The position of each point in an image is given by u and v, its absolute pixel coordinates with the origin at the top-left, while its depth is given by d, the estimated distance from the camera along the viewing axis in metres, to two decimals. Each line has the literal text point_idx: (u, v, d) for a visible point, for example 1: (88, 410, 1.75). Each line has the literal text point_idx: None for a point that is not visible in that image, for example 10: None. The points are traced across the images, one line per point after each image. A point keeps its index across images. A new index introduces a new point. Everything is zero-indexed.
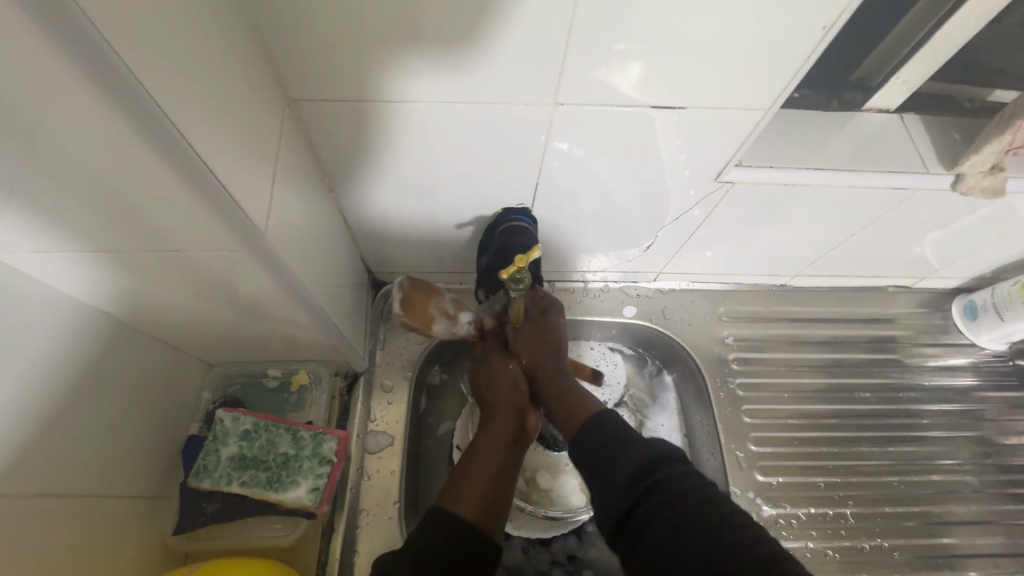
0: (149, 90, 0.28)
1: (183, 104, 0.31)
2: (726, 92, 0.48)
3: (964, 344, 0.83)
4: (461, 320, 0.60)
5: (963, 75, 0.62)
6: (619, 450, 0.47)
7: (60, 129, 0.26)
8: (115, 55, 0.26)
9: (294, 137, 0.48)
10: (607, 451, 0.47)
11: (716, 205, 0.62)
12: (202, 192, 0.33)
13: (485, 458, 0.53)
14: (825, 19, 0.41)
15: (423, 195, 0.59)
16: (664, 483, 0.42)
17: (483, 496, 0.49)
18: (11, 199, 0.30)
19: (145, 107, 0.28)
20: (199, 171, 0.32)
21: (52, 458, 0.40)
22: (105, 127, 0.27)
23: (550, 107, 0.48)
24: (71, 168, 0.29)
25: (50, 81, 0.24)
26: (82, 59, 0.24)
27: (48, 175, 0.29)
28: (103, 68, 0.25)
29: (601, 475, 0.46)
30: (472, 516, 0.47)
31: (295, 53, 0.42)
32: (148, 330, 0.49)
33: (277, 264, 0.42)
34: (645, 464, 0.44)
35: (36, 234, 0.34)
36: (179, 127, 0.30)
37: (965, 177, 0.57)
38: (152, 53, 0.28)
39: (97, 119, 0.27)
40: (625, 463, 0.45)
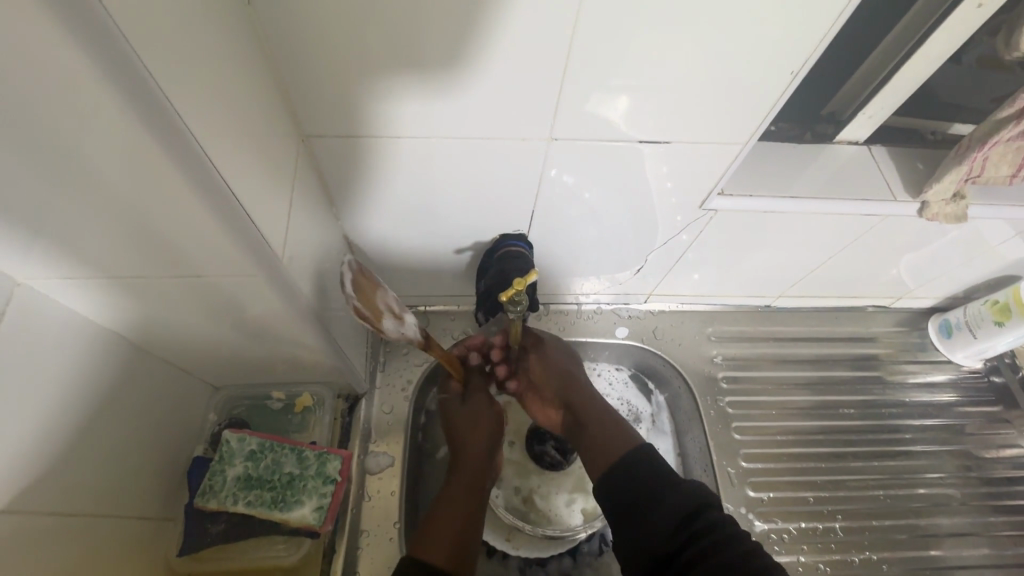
0: (192, 131, 0.31)
1: (217, 143, 0.34)
2: (706, 128, 0.52)
3: (942, 361, 0.86)
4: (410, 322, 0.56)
5: (924, 110, 0.67)
6: (654, 496, 0.51)
7: (109, 163, 0.30)
8: (166, 100, 0.29)
9: (306, 170, 0.51)
10: (643, 499, 0.51)
11: (702, 230, 0.66)
12: (230, 221, 0.36)
13: (452, 507, 0.56)
14: (793, 65, 0.46)
15: (424, 223, 0.62)
16: (700, 536, 0.47)
17: (451, 545, 0.51)
18: (48, 226, 0.33)
19: (188, 144, 0.31)
20: (228, 202, 0.35)
21: (68, 477, 0.42)
22: (151, 163, 0.30)
23: (546, 141, 0.52)
24: (112, 199, 0.32)
25: (108, 121, 0.28)
26: (138, 104, 0.28)
27: (89, 204, 0.32)
28: (155, 112, 0.28)
29: (642, 520, 0.50)
30: (440, 563, 0.49)
31: (310, 94, 0.46)
32: (160, 353, 0.51)
33: (290, 288, 0.45)
34: (684, 516, 0.49)
35: (69, 260, 0.36)
36: (216, 165, 0.33)
37: (930, 204, 0.62)
38: (192, 98, 0.31)
39: (145, 155, 0.30)
40: (665, 514, 0.49)
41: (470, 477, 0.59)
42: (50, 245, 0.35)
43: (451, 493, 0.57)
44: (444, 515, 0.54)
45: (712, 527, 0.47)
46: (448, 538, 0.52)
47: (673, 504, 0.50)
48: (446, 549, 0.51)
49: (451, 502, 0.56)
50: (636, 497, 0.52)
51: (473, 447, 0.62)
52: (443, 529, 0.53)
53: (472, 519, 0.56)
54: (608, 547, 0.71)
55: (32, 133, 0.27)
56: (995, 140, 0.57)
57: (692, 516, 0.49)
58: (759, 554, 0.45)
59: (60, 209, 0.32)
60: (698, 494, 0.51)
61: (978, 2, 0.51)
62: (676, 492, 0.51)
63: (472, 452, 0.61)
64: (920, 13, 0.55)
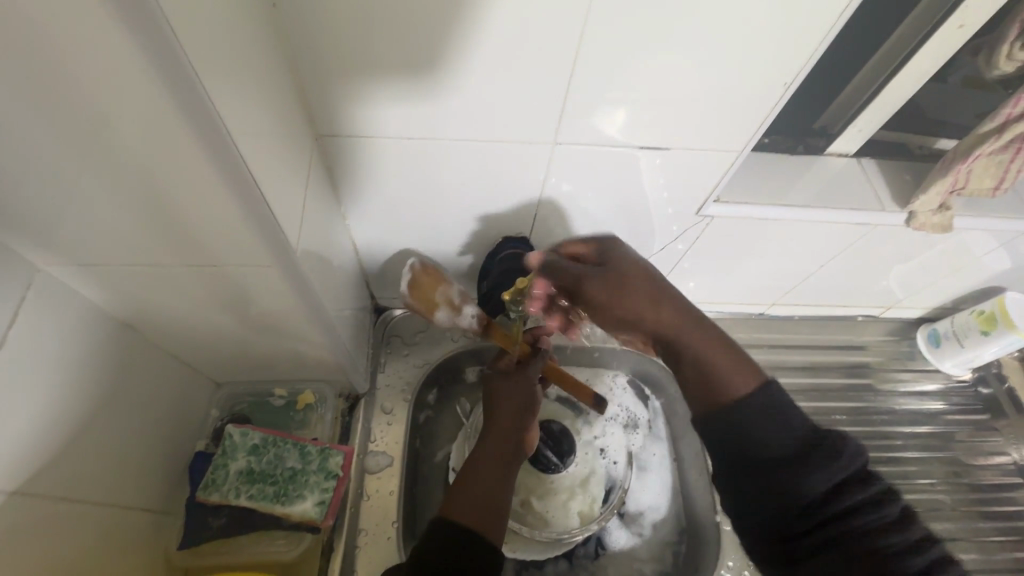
0: (229, 129, 0.33)
1: (248, 141, 0.35)
2: (705, 135, 0.54)
3: (931, 370, 0.88)
4: (466, 311, 0.60)
5: (910, 125, 0.70)
6: (794, 468, 0.40)
7: (146, 148, 0.31)
8: (208, 100, 0.30)
9: (319, 168, 0.53)
10: (783, 475, 0.40)
11: (698, 237, 0.68)
12: (255, 215, 0.37)
13: (485, 465, 0.55)
14: (786, 77, 0.48)
15: (430, 225, 0.64)
16: (836, 520, 0.38)
17: (482, 508, 0.51)
18: (81, 205, 0.35)
19: (222, 136, 0.32)
20: (255, 198, 0.36)
21: (75, 463, 0.42)
22: (188, 154, 0.32)
23: (550, 145, 0.54)
24: (144, 184, 0.34)
25: (152, 112, 0.29)
26: (182, 100, 0.29)
27: (121, 187, 0.34)
28: (196, 110, 0.30)
29: (775, 485, 0.40)
30: (472, 523, 0.49)
31: (324, 96, 0.48)
32: (166, 344, 0.52)
33: (302, 281, 0.46)
34: (814, 496, 0.39)
35: (96, 242, 0.38)
36: (248, 165, 0.35)
37: (917, 215, 0.64)
38: (228, 99, 0.33)
39: (184, 146, 0.32)
40: (797, 491, 0.39)
41: (506, 435, 0.58)
42: (80, 225, 0.36)
43: (486, 451, 0.56)
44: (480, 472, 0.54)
45: (867, 506, 0.38)
46: (480, 501, 0.52)
47: (811, 480, 0.39)
48: (480, 509, 0.51)
49: (485, 462, 0.55)
50: (769, 470, 0.40)
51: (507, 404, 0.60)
52: (474, 489, 0.52)
53: (506, 480, 0.55)
54: (603, 551, 0.73)
55: (77, 110, 0.29)
56: (977, 153, 0.60)
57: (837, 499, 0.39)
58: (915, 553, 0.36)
59: (92, 187, 0.34)
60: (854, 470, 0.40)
61: (959, 23, 0.54)
62: (815, 459, 0.40)
63: (508, 408, 0.60)
64: (905, 32, 0.58)
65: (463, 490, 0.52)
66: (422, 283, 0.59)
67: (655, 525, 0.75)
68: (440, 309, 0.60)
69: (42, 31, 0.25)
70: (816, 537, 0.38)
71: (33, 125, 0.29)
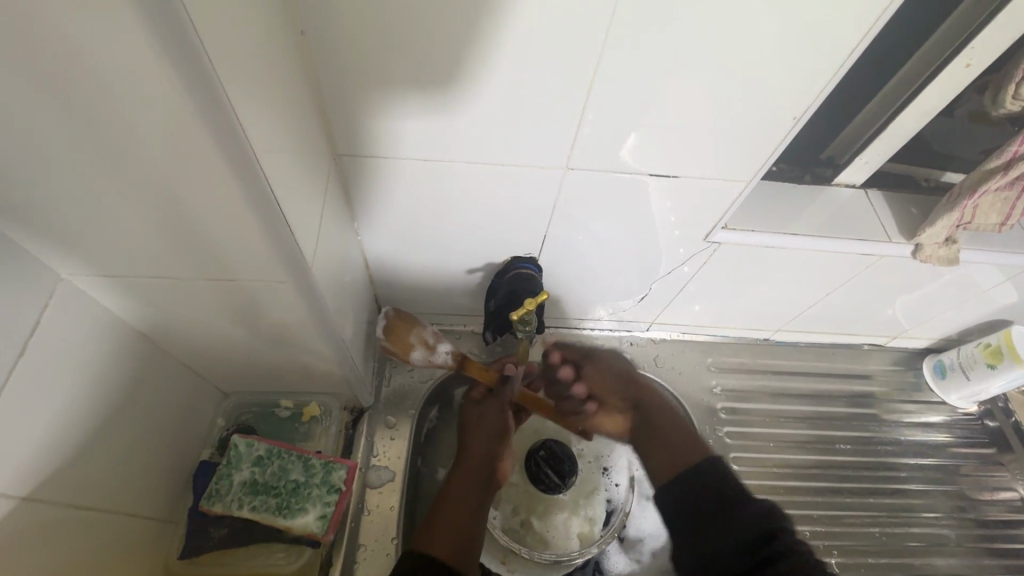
0: (257, 157, 0.35)
1: (271, 165, 0.37)
2: (714, 164, 0.55)
3: (936, 402, 0.88)
4: (440, 349, 0.64)
5: (917, 158, 0.71)
6: (721, 516, 0.56)
7: (178, 170, 0.33)
8: (240, 129, 0.32)
9: (336, 186, 0.54)
10: (715, 515, 0.56)
11: (705, 263, 0.69)
12: (275, 235, 0.39)
13: (456, 494, 0.59)
14: (795, 112, 0.49)
15: (440, 243, 0.65)
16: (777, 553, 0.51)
17: (452, 536, 0.55)
18: (108, 219, 0.36)
19: (252, 163, 0.34)
20: (276, 219, 0.38)
21: (85, 471, 0.43)
22: (218, 177, 0.34)
23: (562, 170, 0.55)
24: (171, 202, 0.35)
25: (189, 139, 0.31)
26: (217, 131, 0.31)
27: (149, 205, 0.35)
28: (229, 138, 0.32)
29: (719, 532, 0.55)
30: (442, 553, 0.53)
31: (345, 118, 0.49)
32: (177, 353, 0.53)
33: (315, 296, 0.47)
34: (755, 540, 0.53)
35: (120, 255, 0.40)
36: (274, 190, 0.37)
37: (923, 246, 0.65)
38: (255, 125, 0.34)
39: (215, 171, 0.33)
40: (742, 531, 0.54)
41: (474, 475, 0.62)
42: (106, 239, 0.38)
43: (456, 488, 0.60)
44: (448, 508, 0.58)
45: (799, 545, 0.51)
46: (451, 529, 0.56)
47: (748, 524, 0.54)
48: (445, 543, 0.54)
49: (456, 490, 0.60)
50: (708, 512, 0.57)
51: (479, 444, 0.64)
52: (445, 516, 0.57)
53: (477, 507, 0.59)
54: None
55: (114, 134, 0.30)
56: (984, 189, 0.61)
57: (778, 538, 0.52)
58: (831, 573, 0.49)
59: (119, 204, 0.35)
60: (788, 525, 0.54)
61: (966, 63, 0.55)
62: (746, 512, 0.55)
63: (481, 446, 0.63)
64: (913, 69, 0.58)
65: (432, 527, 0.56)
66: (395, 327, 0.64)
67: (655, 552, 0.74)
68: (415, 350, 0.64)
69: (85, 58, 0.27)
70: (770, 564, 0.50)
71: (72, 147, 0.31)
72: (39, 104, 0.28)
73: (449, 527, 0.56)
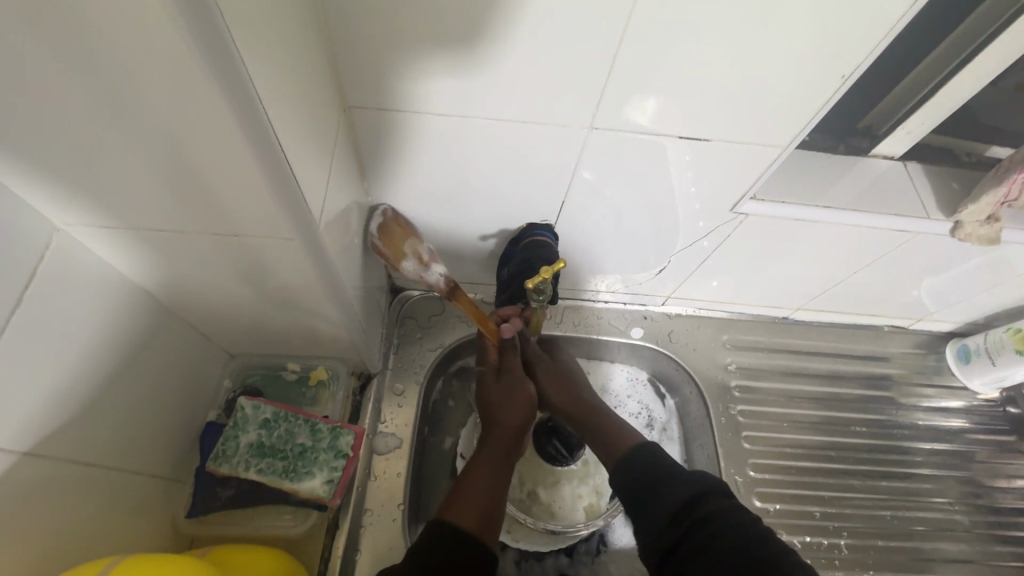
0: (263, 107, 0.32)
1: (277, 115, 0.34)
2: (747, 128, 0.51)
3: (957, 387, 0.86)
4: (434, 268, 0.60)
5: (961, 131, 0.66)
6: (660, 483, 0.50)
7: (174, 114, 0.31)
8: (245, 75, 0.29)
9: (345, 142, 0.51)
10: (653, 483, 0.50)
11: (728, 236, 0.66)
12: (282, 191, 0.36)
13: (482, 470, 0.55)
14: (842, 70, 0.45)
15: (451, 208, 0.62)
16: (706, 512, 0.46)
17: (480, 510, 0.51)
18: (103, 166, 0.34)
19: (256, 113, 0.31)
20: (284, 175, 0.36)
21: (86, 429, 0.42)
22: (223, 127, 0.31)
23: (585, 130, 0.52)
24: (169, 149, 0.33)
25: (187, 81, 0.28)
26: (219, 76, 0.28)
27: (144, 150, 0.33)
28: (234, 86, 0.29)
29: (652, 495, 0.49)
30: (471, 527, 0.49)
31: (356, 68, 0.46)
32: (181, 311, 0.51)
33: (324, 258, 0.45)
34: (686, 503, 0.47)
35: (118, 206, 0.38)
36: (281, 146, 0.34)
37: (964, 224, 0.61)
38: (260, 68, 0.31)
39: (218, 119, 0.31)
40: (677, 492, 0.48)
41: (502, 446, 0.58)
42: (101, 187, 0.36)
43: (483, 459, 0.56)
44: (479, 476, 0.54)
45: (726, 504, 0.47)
46: (479, 501, 0.51)
47: (683, 487, 0.49)
48: (476, 513, 0.50)
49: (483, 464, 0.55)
50: (649, 483, 0.51)
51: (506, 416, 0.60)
52: (473, 489, 0.52)
53: (502, 486, 0.55)
54: (605, 547, 0.71)
55: (105, 64, 0.28)
56: None
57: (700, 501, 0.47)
58: (774, 542, 0.43)
59: (117, 147, 0.33)
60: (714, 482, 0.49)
61: None
62: (683, 479, 0.49)
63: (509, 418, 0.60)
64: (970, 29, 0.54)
65: (462, 495, 0.52)
66: (392, 230, 0.60)
67: None
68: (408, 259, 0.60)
69: None
70: (694, 511, 0.47)
71: (64, 83, 0.29)
72: (28, 30, 0.26)
73: (479, 497, 0.52)
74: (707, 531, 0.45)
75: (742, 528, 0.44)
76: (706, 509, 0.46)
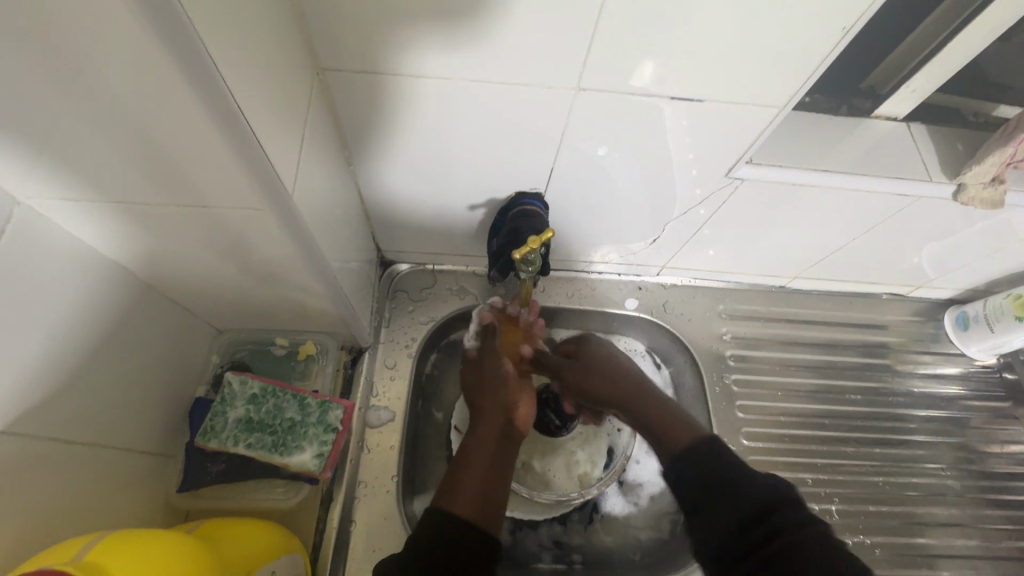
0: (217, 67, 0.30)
1: (237, 78, 0.32)
2: (743, 87, 0.49)
3: (954, 354, 0.85)
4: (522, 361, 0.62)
5: (968, 89, 0.64)
6: (719, 493, 0.45)
7: (120, 78, 0.29)
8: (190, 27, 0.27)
9: (321, 108, 0.49)
10: (712, 493, 0.45)
11: (723, 203, 0.64)
12: (249, 160, 0.35)
13: (477, 457, 0.54)
14: (844, 21, 0.42)
15: (436, 178, 0.60)
16: (777, 530, 0.41)
17: (478, 497, 0.50)
18: (53, 137, 0.32)
19: (209, 72, 0.29)
20: (249, 142, 0.34)
21: (63, 406, 0.41)
22: (175, 91, 0.30)
23: (573, 92, 0.49)
24: (122, 117, 0.31)
25: (126, 38, 0.27)
26: (162, 32, 0.27)
27: (95, 118, 0.31)
28: (179, 41, 0.27)
29: (710, 509, 0.44)
30: (469, 515, 0.48)
31: (327, 28, 0.43)
32: (160, 286, 0.50)
33: (301, 230, 0.43)
34: (749, 516, 0.42)
35: (74, 178, 0.36)
36: (242, 110, 0.33)
37: (967, 187, 0.59)
38: (211, 23, 0.29)
39: (168, 81, 0.29)
40: (739, 507, 0.43)
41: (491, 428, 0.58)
42: (53, 159, 0.34)
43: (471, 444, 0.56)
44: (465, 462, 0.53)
45: (793, 517, 0.41)
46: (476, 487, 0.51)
47: (744, 500, 0.43)
48: (474, 500, 0.49)
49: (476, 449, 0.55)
50: (707, 494, 0.45)
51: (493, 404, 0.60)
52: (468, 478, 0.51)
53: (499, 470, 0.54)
54: (598, 515, 0.72)
55: (41, 29, 0.26)
56: None
57: (767, 516, 0.42)
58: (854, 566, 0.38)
59: (70, 119, 0.31)
60: (777, 492, 0.43)
61: None
62: (749, 489, 0.44)
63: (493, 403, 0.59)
64: None
65: (457, 484, 0.51)
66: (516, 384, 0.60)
67: (653, 497, 0.73)
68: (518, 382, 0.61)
69: None
70: (756, 529, 0.41)
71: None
72: None
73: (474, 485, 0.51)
74: (776, 554, 0.40)
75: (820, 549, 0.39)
76: (777, 526, 0.41)
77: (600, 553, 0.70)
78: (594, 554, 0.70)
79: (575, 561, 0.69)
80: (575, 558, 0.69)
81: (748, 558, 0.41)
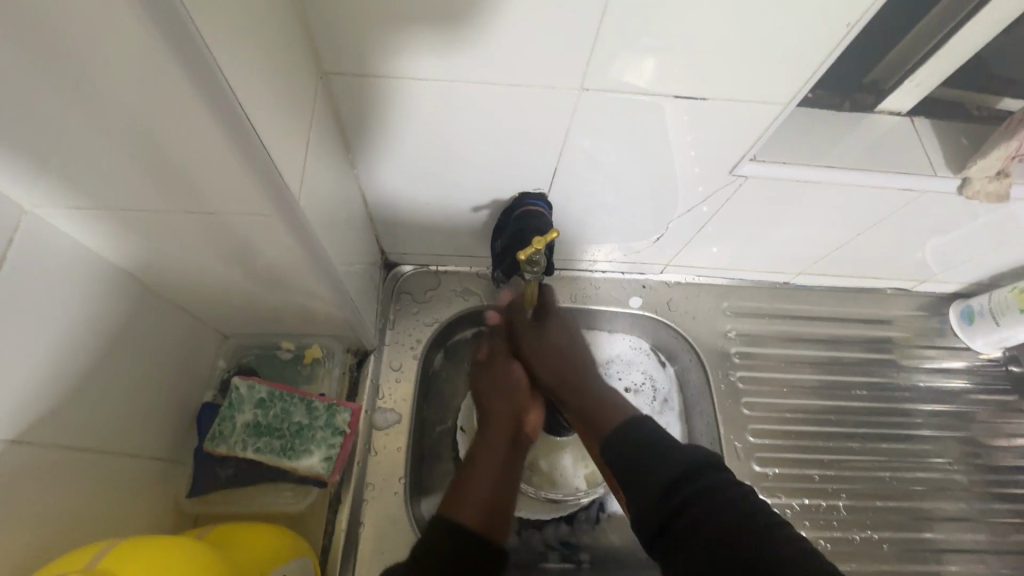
0: (224, 76, 0.30)
1: (242, 85, 0.32)
2: (746, 85, 0.48)
3: (960, 347, 0.85)
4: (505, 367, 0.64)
5: (972, 83, 0.63)
6: (651, 461, 0.45)
7: (129, 89, 0.29)
8: (198, 39, 0.28)
9: (324, 112, 0.49)
10: (642, 462, 0.46)
11: (728, 199, 0.63)
12: (256, 166, 0.35)
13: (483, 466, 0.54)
14: (848, 18, 0.42)
15: (440, 179, 0.60)
16: (701, 491, 0.41)
17: (484, 504, 0.50)
18: (60, 146, 0.32)
19: (216, 81, 0.30)
20: (256, 150, 0.34)
21: (72, 415, 0.41)
22: (185, 101, 0.30)
23: (576, 92, 0.49)
24: (131, 126, 0.31)
25: (136, 51, 0.27)
26: (172, 43, 0.27)
27: (103, 127, 0.31)
28: (189, 52, 0.28)
29: (639, 478, 0.45)
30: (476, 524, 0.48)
31: (329, 31, 0.43)
32: (165, 292, 0.50)
33: (306, 233, 0.43)
34: (677, 477, 0.43)
35: (83, 187, 0.36)
36: (248, 118, 0.33)
37: (972, 181, 0.59)
38: (218, 34, 0.30)
39: (178, 92, 0.29)
40: (662, 471, 0.44)
41: (502, 437, 0.58)
42: (63, 169, 0.34)
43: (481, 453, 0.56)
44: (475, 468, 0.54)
45: (717, 478, 0.42)
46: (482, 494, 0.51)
47: (668, 464, 0.44)
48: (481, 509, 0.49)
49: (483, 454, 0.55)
50: (638, 464, 0.46)
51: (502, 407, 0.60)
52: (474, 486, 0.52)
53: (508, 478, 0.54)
54: (604, 515, 0.72)
55: (45, 34, 0.26)
56: None
57: (690, 479, 0.42)
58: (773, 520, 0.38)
59: (79, 129, 0.31)
60: (699, 457, 0.44)
61: None
62: (674, 455, 0.45)
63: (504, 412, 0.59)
64: None
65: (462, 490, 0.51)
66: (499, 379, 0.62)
67: None
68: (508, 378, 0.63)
69: None
70: (682, 491, 0.42)
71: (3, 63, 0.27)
72: None
73: (483, 490, 0.51)
74: (697, 515, 0.40)
75: (741, 503, 0.40)
76: (700, 486, 0.42)
77: (609, 552, 0.70)
78: (602, 554, 0.70)
79: (583, 560, 0.69)
80: (583, 557, 0.69)
81: (674, 523, 0.41)
